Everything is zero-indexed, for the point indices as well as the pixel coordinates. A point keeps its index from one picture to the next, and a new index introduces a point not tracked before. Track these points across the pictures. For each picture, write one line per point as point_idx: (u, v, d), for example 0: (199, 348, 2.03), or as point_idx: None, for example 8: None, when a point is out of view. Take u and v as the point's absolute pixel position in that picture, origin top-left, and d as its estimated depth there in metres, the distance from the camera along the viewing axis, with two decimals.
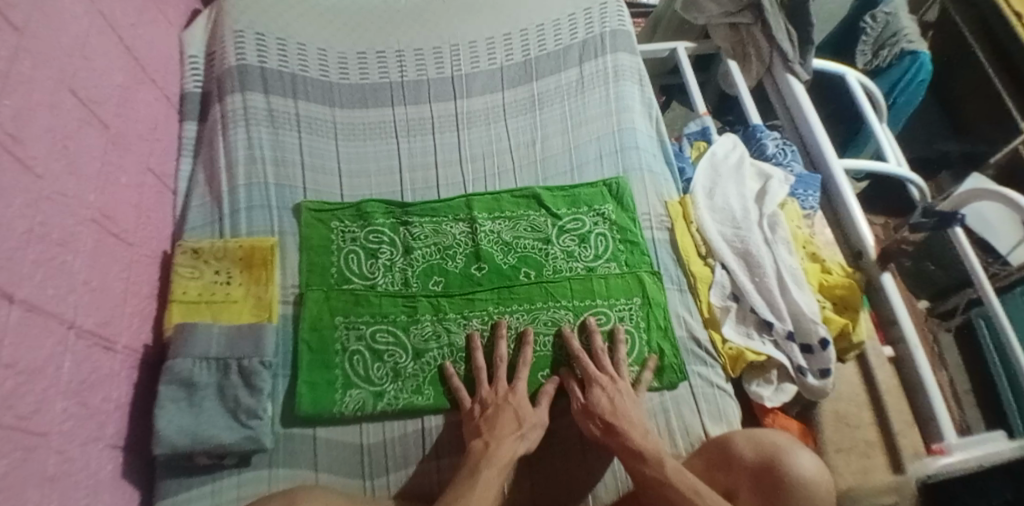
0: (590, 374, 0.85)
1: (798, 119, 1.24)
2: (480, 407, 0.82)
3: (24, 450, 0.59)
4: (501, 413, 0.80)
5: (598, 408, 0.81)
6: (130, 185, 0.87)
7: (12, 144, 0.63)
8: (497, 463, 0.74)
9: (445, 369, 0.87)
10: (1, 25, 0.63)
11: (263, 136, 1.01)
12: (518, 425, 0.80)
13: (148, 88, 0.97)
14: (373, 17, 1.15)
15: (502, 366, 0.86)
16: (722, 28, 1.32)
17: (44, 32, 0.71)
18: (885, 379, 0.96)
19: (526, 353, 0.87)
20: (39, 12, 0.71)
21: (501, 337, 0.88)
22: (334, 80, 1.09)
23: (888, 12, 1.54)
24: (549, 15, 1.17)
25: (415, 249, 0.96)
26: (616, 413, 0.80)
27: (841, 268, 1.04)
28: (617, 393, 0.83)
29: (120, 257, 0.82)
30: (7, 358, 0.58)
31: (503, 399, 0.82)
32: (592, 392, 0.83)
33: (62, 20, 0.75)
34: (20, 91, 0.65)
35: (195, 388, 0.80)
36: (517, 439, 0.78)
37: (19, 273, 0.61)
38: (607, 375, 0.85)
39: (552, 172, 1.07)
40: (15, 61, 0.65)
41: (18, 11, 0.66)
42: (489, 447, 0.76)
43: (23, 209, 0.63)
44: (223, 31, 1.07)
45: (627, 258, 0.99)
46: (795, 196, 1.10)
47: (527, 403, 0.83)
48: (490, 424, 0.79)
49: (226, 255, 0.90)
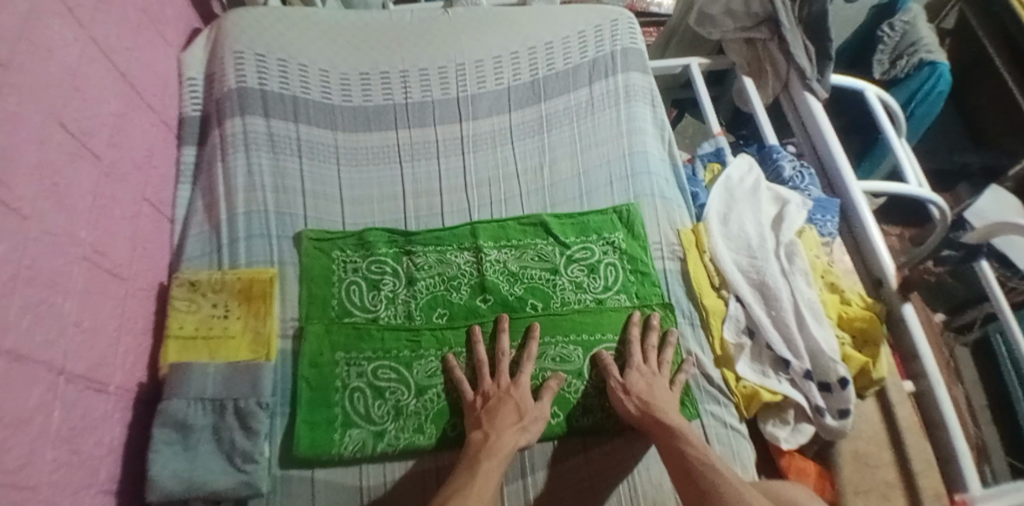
0: (631, 358, 0.87)
1: (815, 139, 1.19)
2: (482, 398, 0.82)
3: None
4: (503, 404, 0.81)
5: (634, 389, 0.83)
6: (125, 217, 0.85)
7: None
8: (496, 454, 0.75)
9: (453, 363, 0.86)
10: None
11: (264, 161, 0.99)
12: (519, 417, 0.80)
13: (144, 114, 0.94)
14: (375, 35, 1.11)
15: (504, 359, 0.86)
16: (737, 43, 1.28)
17: (31, 64, 0.68)
18: (906, 416, 0.91)
19: (533, 347, 0.87)
20: (27, 42, 0.68)
21: (503, 332, 0.88)
22: (337, 102, 1.06)
23: (906, 21, 1.49)
24: (559, 32, 1.13)
25: (418, 280, 0.93)
26: (654, 397, 0.82)
27: (861, 298, 0.99)
28: (652, 378, 0.85)
29: (113, 293, 0.80)
30: None
31: (506, 391, 0.82)
32: (629, 374, 0.85)
33: (49, 49, 0.72)
34: (4, 130, 0.62)
35: (190, 430, 0.78)
36: (517, 431, 0.78)
37: (5, 321, 0.59)
38: (649, 362, 0.87)
39: (560, 198, 1.03)
40: None
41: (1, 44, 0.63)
42: (489, 438, 0.77)
43: (8, 253, 0.61)
44: (223, 51, 1.05)
45: (638, 289, 0.96)
46: (813, 222, 1.06)
47: (529, 398, 0.83)
48: (492, 414, 0.80)
49: (223, 288, 0.87)
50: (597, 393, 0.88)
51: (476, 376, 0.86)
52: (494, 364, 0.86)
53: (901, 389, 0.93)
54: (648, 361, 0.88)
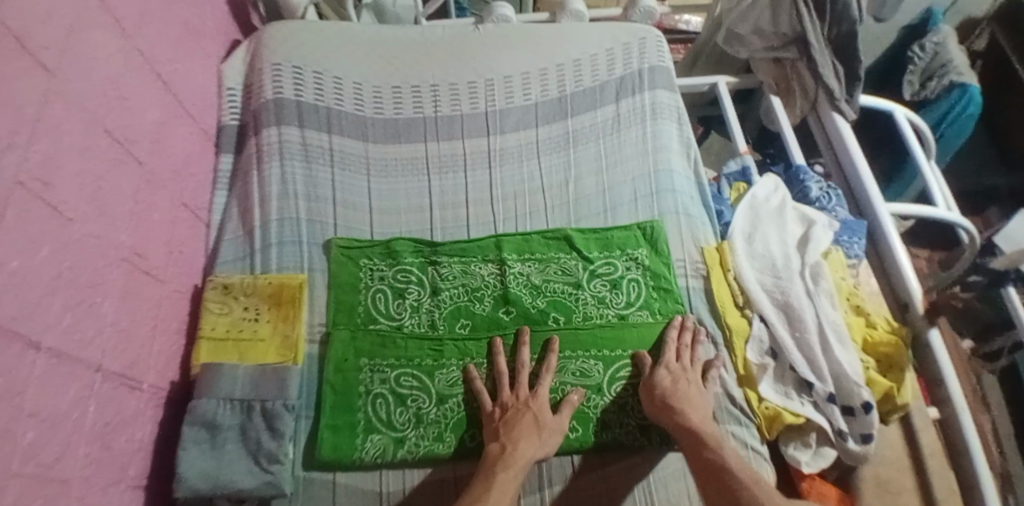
0: (662, 356, 0.88)
1: (843, 159, 1.19)
2: (500, 409, 0.83)
3: (42, 500, 0.60)
4: (522, 416, 0.81)
5: (660, 387, 0.84)
6: (163, 221, 0.88)
7: (42, 190, 0.64)
8: (514, 465, 0.75)
9: (473, 373, 0.87)
10: (32, 69, 0.64)
11: (298, 171, 1.02)
12: (538, 429, 0.80)
13: (185, 122, 0.98)
14: (407, 49, 1.14)
15: (523, 372, 0.87)
16: (765, 62, 1.28)
17: (77, 74, 0.72)
18: (930, 443, 0.90)
19: (553, 359, 0.88)
20: (73, 53, 0.72)
21: (524, 344, 0.89)
22: (369, 114, 1.09)
23: (937, 42, 1.49)
24: (587, 49, 1.14)
25: (442, 290, 0.95)
26: (679, 395, 0.83)
27: (886, 322, 0.98)
28: (680, 375, 0.86)
29: (150, 295, 0.83)
30: (29, 408, 0.59)
31: (523, 403, 0.83)
32: (656, 372, 0.86)
33: (96, 60, 0.76)
34: (49, 136, 0.66)
35: (218, 429, 0.80)
36: (534, 443, 0.78)
37: (45, 321, 0.63)
38: (680, 360, 0.88)
39: (585, 212, 1.04)
40: (46, 104, 0.66)
41: (49, 53, 0.67)
42: (505, 450, 0.77)
43: (51, 255, 0.65)
44: (262, 63, 1.08)
45: (660, 306, 0.96)
46: (839, 243, 1.05)
47: (548, 411, 0.83)
48: (510, 426, 0.80)
49: (255, 292, 0.90)
50: (616, 409, 0.88)
51: (496, 387, 0.87)
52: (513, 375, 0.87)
53: (924, 415, 0.92)
54: (680, 357, 0.89)
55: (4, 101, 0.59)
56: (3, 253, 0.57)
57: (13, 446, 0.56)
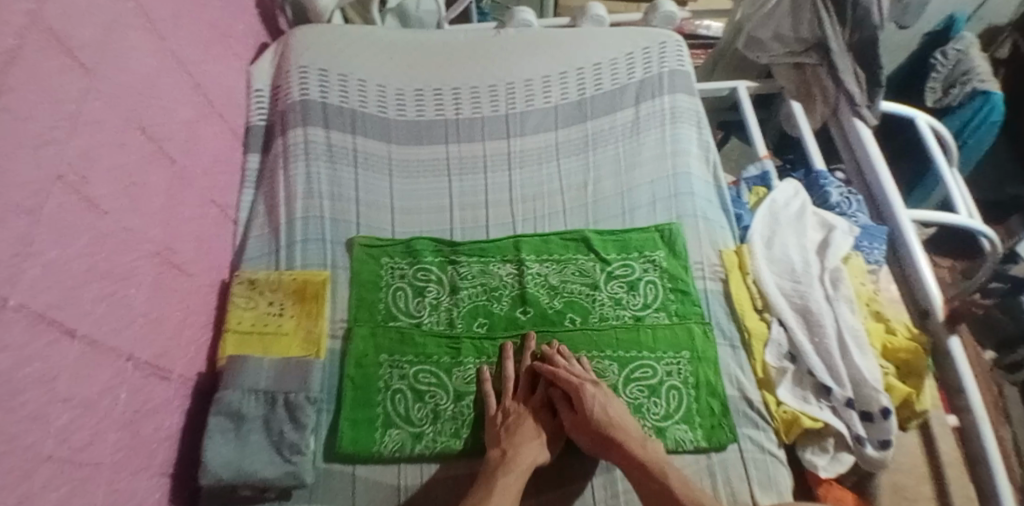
0: (576, 388, 0.85)
1: (864, 164, 1.19)
2: (502, 414, 0.85)
3: (73, 483, 0.62)
4: (523, 421, 0.84)
5: (594, 420, 0.82)
6: (192, 217, 0.91)
7: (79, 184, 0.67)
8: (515, 469, 0.76)
9: (484, 376, 0.89)
10: (71, 67, 0.67)
11: (322, 171, 1.04)
12: (538, 432, 0.83)
13: (215, 122, 1.01)
14: (430, 53, 1.16)
15: (523, 377, 0.90)
16: (786, 68, 1.28)
17: (113, 73, 0.75)
18: (949, 451, 0.90)
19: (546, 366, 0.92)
20: (108, 52, 0.75)
21: (529, 349, 0.91)
22: (391, 116, 1.11)
23: (960, 50, 1.46)
24: (606, 53, 1.15)
25: (461, 289, 0.97)
26: (614, 425, 0.81)
27: (906, 328, 0.97)
28: (607, 400, 0.84)
29: (180, 288, 0.86)
30: (63, 393, 0.62)
31: (525, 408, 0.86)
32: (584, 402, 0.83)
33: (132, 61, 0.79)
34: (86, 133, 0.69)
35: (243, 419, 0.82)
36: (537, 445, 0.82)
37: (80, 310, 0.66)
38: (597, 386, 0.86)
39: (603, 214, 1.05)
40: (84, 102, 0.69)
41: (86, 52, 0.70)
42: (507, 454, 0.79)
43: (88, 246, 0.68)
44: (289, 66, 1.11)
45: (677, 308, 0.96)
46: (859, 248, 1.05)
47: (546, 415, 0.87)
48: (512, 431, 0.82)
49: (279, 288, 0.92)
50: (631, 409, 0.89)
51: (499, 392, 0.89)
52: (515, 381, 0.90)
53: (944, 422, 0.93)
54: (595, 383, 0.86)
55: (43, 100, 0.62)
56: (40, 243, 0.60)
57: (45, 429, 0.59)
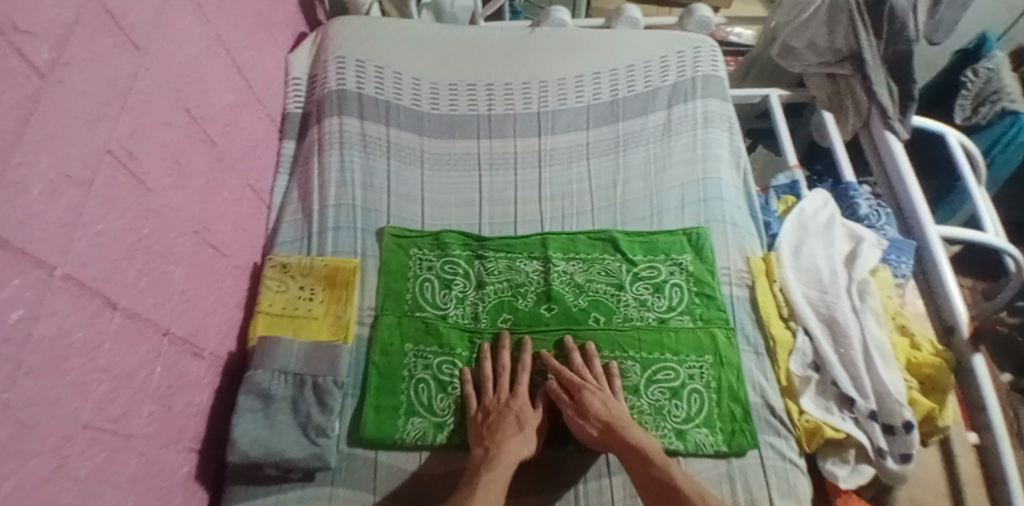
0: (579, 381, 0.86)
1: (894, 178, 1.18)
2: (483, 413, 0.85)
3: (108, 452, 0.64)
4: (504, 417, 0.83)
5: (592, 411, 0.83)
6: (230, 199, 0.93)
7: (128, 160, 0.69)
8: (498, 465, 0.76)
9: (466, 376, 0.89)
10: (124, 46, 0.69)
11: (355, 160, 1.06)
12: (520, 427, 0.82)
13: (254, 107, 1.03)
14: (464, 49, 1.17)
15: (504, 374, 0.89)
16: (819, 78, 1.28)
17: (162, 54, 0.77)
18: (967, 468, 0.89)
19: (525, 359, 0.90)
20: (159, 32, 0.76)
21: (504, 346, 0.91)
22: (425, 109, 1.12)
23: (991, 68, 1.44)
24: (641, 56, 1.16)
25: (487, 284, 0.98)
26: (614, 415, 0.82)
27: (931, 344, 0.96)
28: (604, 395, 0.85)
29: (215, 268, 0.88)
30: (103, 364, 0.64)
31: (505, 405, 0.85)
32: (584, 396, 0.84)
33: (180, 43, 0.81)
34: (136, 111, 0.71)
35: (272, 400, 0.84)
36: (521, 440, 0.81)
37: (123, 283, 0.67)
38: (594, 381, 0.87)
39: (631, 216, 1.05)
40: (135, 80, 0.71)
41: (139, 32, 0.72)
42: (490, 452, 0.79)
43: (132, 222, 0.69)
44: (327, 56, 1.13)
45: (702, 312, 0.96)
46: (887, 262, 1.04)
47: (528, 407, 0.85)
48: (493, 429, 0.82)
49: (311, 273, 0.94)
50: (652, 411, 0.89)
51: (479, 390, 0.89)
52: (495, 378, 0.89)
53: (964, 441, 0.91)
54: (597, 378, 0.88)
55: (96, 76, 0.64)
56: (89, 216, 0.62)
57: (85, 398, 0.61)
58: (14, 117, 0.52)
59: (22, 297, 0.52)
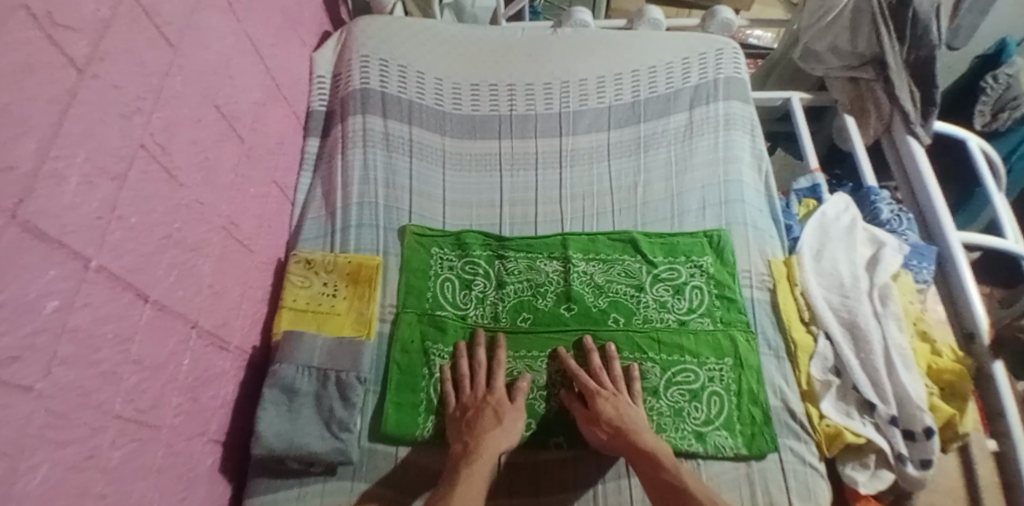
0: (594, 386, 0.86)
1: (915, 183, 1.17)
2: (462, 410, 0.85)
3: (137, 442, 0.65)
4: (482, 413, 0.83)
5: (604, 416, 0.82)
6: (256, 195, 0.94)
7: (160, 154, 0.70)
8: (478, 459, 0.77)
9: (444, 374, 0.89)
10: (158, 42, 0.70)
11: (378, 158, 1.07)
12: (498, 421, 0.82)
13: (280, 105, 1.04)
14: (487, 49, 1.18)
15: (479, 370, 0.89)
16: (840, 81, 1.27)
17: (194, 50, 0.78)
18: (986, 476, 0.89)
19: (502, 354, 0.90)
20: (191, 28, 0.77)
21: (479, 344, 0.91)
22: (447, 110, 1.13)
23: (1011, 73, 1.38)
24: (663, 57, 1.16)
25: (507, 284, 0.98)
26: (626, 420, 0.82)
27: (952, 350, 0.95)
28: (617, 399, 0.85)
29: (241, 262, 0.89)
30: (134, 355, 0.65)
31: (482, 401, 0.85)
32: (596, 402, 0.84)
33: (211, 39, 0.82)
34: (170, 106, 0.72)
35: (296, 394, 0.85)
36: (498, 434, 0.81)
37: (154, 276, 0.68)
38: (607, 386, 0.87)
39: (651, 217, 1.06)
40: (168, 76, 0.72)
41: (172, 28, 0.73)
42: (468, 448, 0.79)
43: (164, 216, 0.70)
44: (351, 54, 1.14)
45: (722, 314, 0.96)
46: (908, 267, 1.03)
47: (506, 400, 0.86)
48: (471, 425, 0.82)
49: (334, 269, 0.95)
50: (671, 413, 0.89)
51: (457, 387, 0.89)
52: (472, 375, 0.89)
53: (982, 447, 0.91)
54: (613, 384, 0.88)
55: (131, 72, 0.65)
56: (123, 209, 0.63)
57: (116, 388, 0.62)
58: (52, 112, 0.53)
59: (57, 288, 0.53)
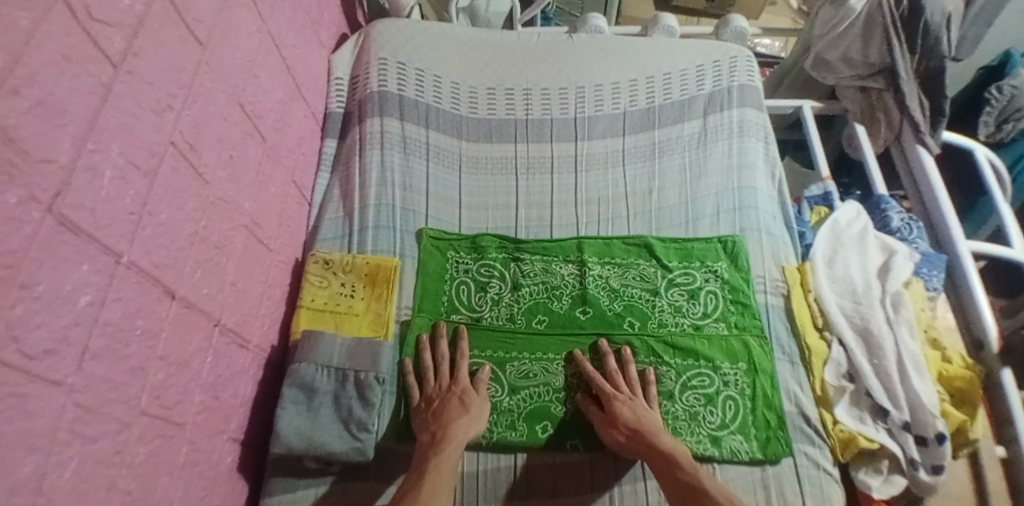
0: (609, 388, 0.87)
1: (925, 191, 1.17)
2: (426, 401, 0.86)
3: (161, 438, 0.66)
4: (447, 402, 0.85)
5: (621, 419, 0.83)
6: (276, 194, 0.95)
7: (189, 152, 0.71)
8: (449, 444, 0.79)
9: (407, 367, 0.90)
10: (189, 41, 0.71)
11: (396, 161, 1.07)
12: (464, 409, 0.84)
13: (300, 105, 1.05)
14: (504, 53, 1.19)
15: (443, 363, 0.90)
16: (852, 90, 1.28)
17: (222, 49, 0.79)
18: (995, 481, 0.90)
19: (462, 345, 0.92)
20: (220, 26, 0.78)
21: (440, 336, 0.92)
22: (464, 113, 1.14)
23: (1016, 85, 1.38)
24: (677, 64, 1.17)
25: (523, 286, 0.99)
26: (643, 423, 0.83)
27: (962, 357, 0.96)
28: (633, 402, 0.85)
29: (262, 261, 0.89)
30: (160, 351, 0.65)
31: (447, 391, 0.87)
32: (612, 405, 0.84)
33: (237, 39, 0.83)
34: (198, 105, 0.73)
35: (315, 393, 0.85)
36: (466, 421, 0.82)
37: (181, 273, 0.69)
38: (623, 390, 0.87)
39: (665, 222, 1.07)
40: (197, 74, 0.73)
41: (202, 27, 0.74)
42: (435, 437, 0.80)
43: (191, 213, 0.71)
44: (370, 57, 1.15)
45: (737, 319, 0.97)
46: (918, 275, 1.03)
47: (471, 388, 0.87)
48: (437, 414, 0.83)
49: (352, 270, 0.95)
50: (687, 417, 0.90)
51: (421, 379, 0.90)
52: (435, 367, 0.91)
53: (992, 453, 0.92)
54: (629, 387, 0.88)
55: (163, 69, 0.66)
56: (153, 205, 0.64)
57: (143, 384, 0.62)
58: (88, 107, 0.54)
59: (90, 282, 0.54)
